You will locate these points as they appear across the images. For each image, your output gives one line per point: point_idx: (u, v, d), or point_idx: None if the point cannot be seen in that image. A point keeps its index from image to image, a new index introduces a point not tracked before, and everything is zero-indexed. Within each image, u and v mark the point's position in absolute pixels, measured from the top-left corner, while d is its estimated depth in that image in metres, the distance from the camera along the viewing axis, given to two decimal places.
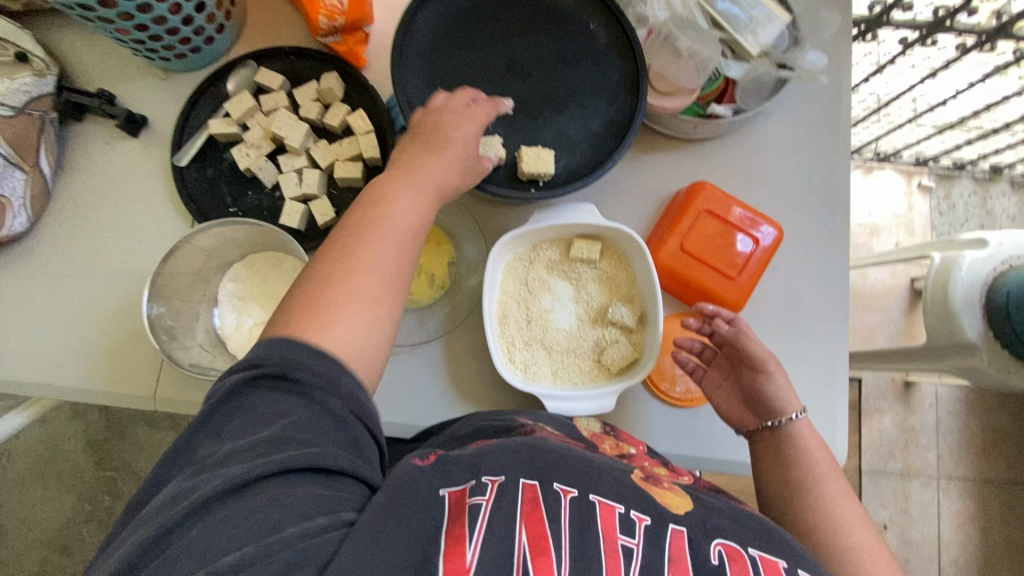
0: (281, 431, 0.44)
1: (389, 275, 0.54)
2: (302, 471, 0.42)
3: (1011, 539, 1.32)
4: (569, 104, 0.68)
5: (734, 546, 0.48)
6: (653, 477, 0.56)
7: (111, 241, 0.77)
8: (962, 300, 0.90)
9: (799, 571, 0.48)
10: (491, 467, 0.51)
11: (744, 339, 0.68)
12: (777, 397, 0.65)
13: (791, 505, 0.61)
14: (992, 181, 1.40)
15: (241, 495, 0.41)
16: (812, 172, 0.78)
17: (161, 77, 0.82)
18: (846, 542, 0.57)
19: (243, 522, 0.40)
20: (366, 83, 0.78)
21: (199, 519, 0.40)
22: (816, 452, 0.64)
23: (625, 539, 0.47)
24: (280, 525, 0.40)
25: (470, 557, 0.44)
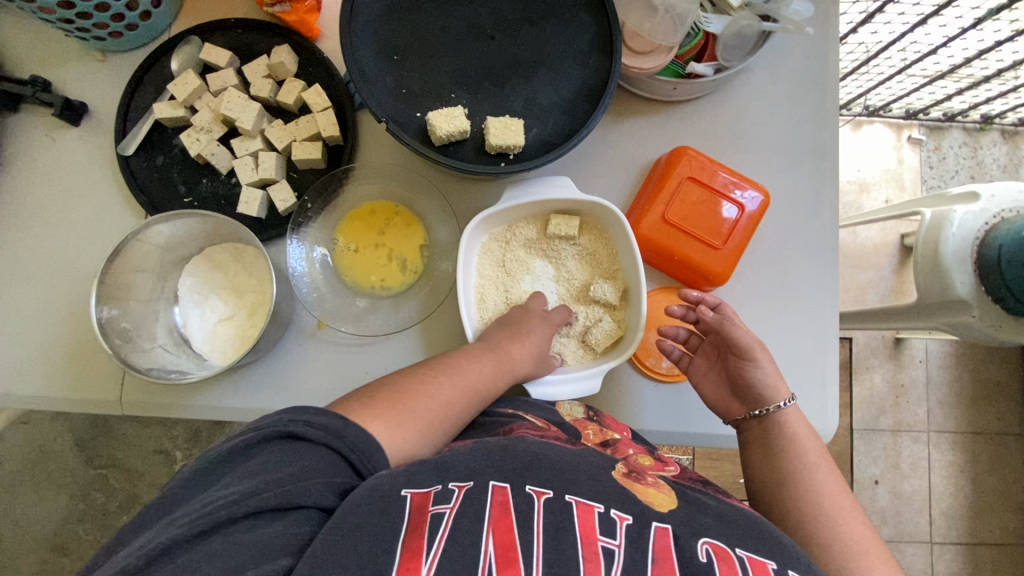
0: (279, 479, 0.43)
1: (464, 392, 0.59)
2: (272, 513, 0.42)
3: (999, 488, 1.34)
4: (538, 69, 0.64)
5: (721, 545, 0.47)
6: (637, 473, 0.55)
7: (59, 239, 0.72)
8: (955, 257, 0.87)
9: (788, 572, 0.46)
10: (459, 473, 0.49)
11: (729, 326, 0.65)
12: (763, 383, 0.63)
13: (782, 501, 0.59)
14: (983, 131, 1.37)
15: (202, 540, 0.39)
16: (799, 132, 0.74)
17: (99, 58, 0.75)
18: (838, 532, 0.54)
19: (211, 566, 0.38)
20: (320, 56, 0.72)
21: (160, 561, 0.38)
22: (806, 440, 0.61)
23: (605, 540, 0.45)
24: (242, 567, 0.39)
25: (425, 571, 0.41)
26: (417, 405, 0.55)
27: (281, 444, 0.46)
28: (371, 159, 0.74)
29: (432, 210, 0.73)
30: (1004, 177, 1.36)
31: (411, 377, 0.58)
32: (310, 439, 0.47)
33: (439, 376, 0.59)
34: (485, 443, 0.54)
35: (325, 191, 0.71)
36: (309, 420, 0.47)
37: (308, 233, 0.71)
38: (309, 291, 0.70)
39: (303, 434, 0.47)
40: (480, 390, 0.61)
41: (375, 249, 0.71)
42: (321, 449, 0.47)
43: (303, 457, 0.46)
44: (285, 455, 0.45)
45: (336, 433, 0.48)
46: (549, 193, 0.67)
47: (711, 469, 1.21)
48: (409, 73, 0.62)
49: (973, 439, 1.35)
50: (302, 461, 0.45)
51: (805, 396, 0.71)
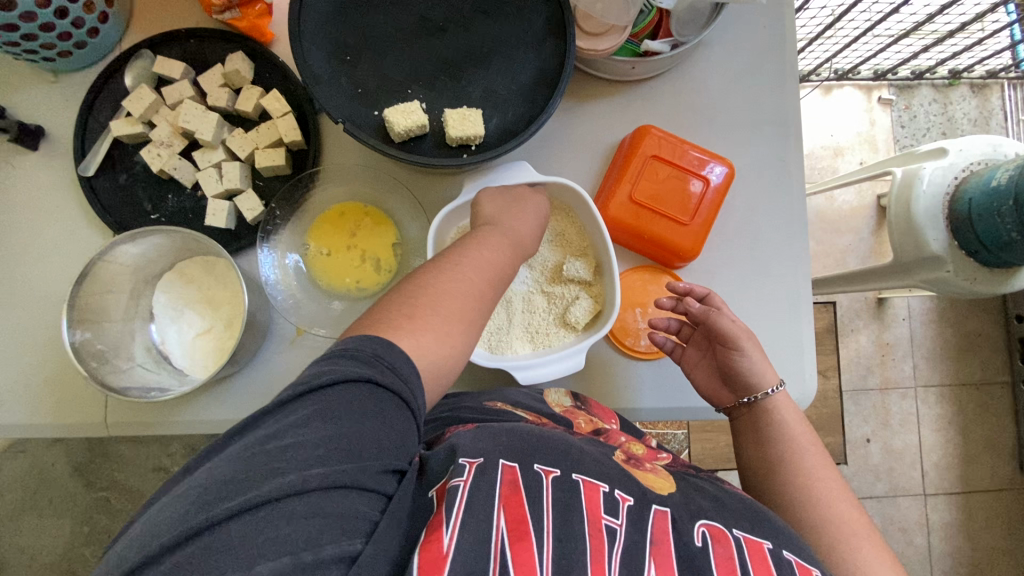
0: (344, 438, 0.38)
1: (475, 296, 0.54)
2: (345, 489, 0.37)
3: (986, 435, 1.38)
4: (493, 57, 0.63)
5: (718, 526, 0.49)
6: (635, 459, 0.57)
7: (29, 265, 0.72)
8: (925, 213, 0.88)
9: (783, 552, 0.48)
10: (468, 449, 0.47)
11: (715, 316, 0.65)
12: (751, 371, 0.64)
13: (774, 488, 0.59)
14: (951, 87, 1.38)
15: (283, 502, 0.35)
16: (761, 102, 0.75)
17: (51, 80, 0.74)
18: (827, 514, 0.56)
19: (277, 533, 0.34)
20: (275, 60, 0.72)
21: (238, 517, 0.34)
22: (795, 425, 0.62)
23: (608, 519, 0.47)
24: (317, 541, 0.35)
25: (447, 542, 0.41)
26: (446, 298, 0.52)
27: (366, 388, 0.41)
28: (336, 161, 0.74)
29: (401, 206, 0.73)
30: (975, 131, 1.37)
31: (431, 267, 0.55)
32: (392, 390, 0.42)
33: (455, 264, 0.55)
34: (488, 426, 0.51)
35: (292, 197, 0.71)
36: (392, 364, 0.43)
37: (279, 240, 0.71)
38: (284, 297, 0.70)
39: (385, 381, 0.42)
40: (500, 273, 0.58)
41: (347, 251, 0.71)
42: (394, 397, 0.42)
43: (385, 413, 0.41)
44: (370, 403, 0.40)
45: (411, 391, 0.44)
46: (512, 176, 0.68)
47: (706, 442, 1.23)
48: (363, 72, 0.62)
49: (960, 391, 1.38)
50: (383, 415, 0.41)
51: (784, 362, 0.73)
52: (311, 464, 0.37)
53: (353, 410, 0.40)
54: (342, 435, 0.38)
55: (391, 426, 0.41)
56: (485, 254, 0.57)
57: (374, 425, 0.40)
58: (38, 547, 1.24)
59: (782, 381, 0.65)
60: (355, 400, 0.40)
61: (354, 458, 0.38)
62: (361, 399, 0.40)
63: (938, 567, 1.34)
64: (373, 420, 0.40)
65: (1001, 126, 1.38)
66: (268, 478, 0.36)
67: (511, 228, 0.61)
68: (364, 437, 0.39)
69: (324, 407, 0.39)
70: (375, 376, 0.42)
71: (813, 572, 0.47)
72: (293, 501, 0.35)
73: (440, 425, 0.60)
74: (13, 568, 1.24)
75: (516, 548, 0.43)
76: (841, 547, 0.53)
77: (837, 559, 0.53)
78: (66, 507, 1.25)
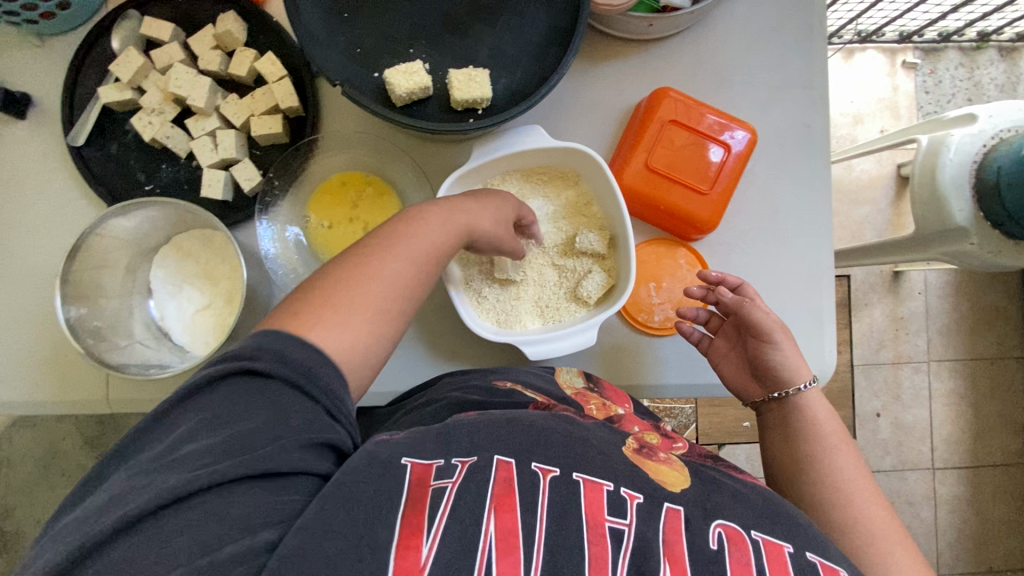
0: (231, 438, 0.38)
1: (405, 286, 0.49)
2: (258, 479, 0.38)
3: (998, 410, 1.36)
4: (500, 13, 0.59)
5: (735, 528, 0.46)
6: (648, 448, 0.54)
7: (21, 239, 0.70)
8: (951, 182, 0.84)
9: (806, 554, 0.45)
10: (462, 447, 0.47)
11: (749, 307, 0.62)
12: (783, 364, 0.61)
13: (801, 485, 0.57)
14: (979, 50, 1.31)
15: (161, 512, 0.35)
16: (785, 62, 0.70)
17: (36, 44, 0.70)
18: (856, 515, 0.54)
19: (173, 538, 0.35)
20: (270, 21, 0.68)
21: (166, 510, 0.36)
22: (827, 423, 0.60)
23: (613, 520, 0.45)
24: (216, 543, 0.35)
25: (425, 554, 0.40)
26: (360, 286, 0.46)
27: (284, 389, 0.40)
28: (336, 129, 0.70)
29: (405, 176, 0.69)
30: (1002, 97, 1.30)
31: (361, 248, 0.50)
32: (281, 382, 0.40)
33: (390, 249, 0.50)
34: (490, 416, 0.51)
35: (291, 166, 0.68)
36: (280, 353, 0.40)
37: (277, 213, 0.69)
38: (284, 273, 0.68)
39: (273, 372, 0.40)
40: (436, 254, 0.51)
41: (349, 223, 0.68)
42: (309, 399, 0.40)
43: (284, 407, 0.40)
44: (252, 396, 0.39)
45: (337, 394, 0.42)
46: (523, 143, 0.65)
47: (713, 416, 1.22)
48: (362, 30, 0.58)
49: (973, 366, 1.35)
50: (274, 404, 0.39)
51: (802, 337, 0.70)
52: (192, 468, 0.37)
53: (216, 403, 0.39)
54: (185, 439, 0.38)
55: (287, 411, 0.40)
56: (423, 234, 0.51)
57: (266, 417, 0.39)
58: (49, 518, 1.25)
59: (815, 376, 0.63)
60: (236, 399, 0.39)
61: (253, 450, 0.38)
62: (237, 400, 0.39)
63: (943, 540, 1.34)
64: (262, 410, 0.39)
65: None
66: (144, 488, 0.36)
67: (462, 209, 0.55)
68: (252, 433, 0.38)
69: (202, 418, 0.39)
70: (261, 367, 0.40)
71: (839, 571, 0.45)
72: (186, 502, 0.36)
73: (447, 401, 0.59)
74: (27, 538, 1.26)
75: (501, 566, 0.41)
76: (871, 550, 0.52)
77: (867, 561, 0.52)
78: (77, 478, 1.26)
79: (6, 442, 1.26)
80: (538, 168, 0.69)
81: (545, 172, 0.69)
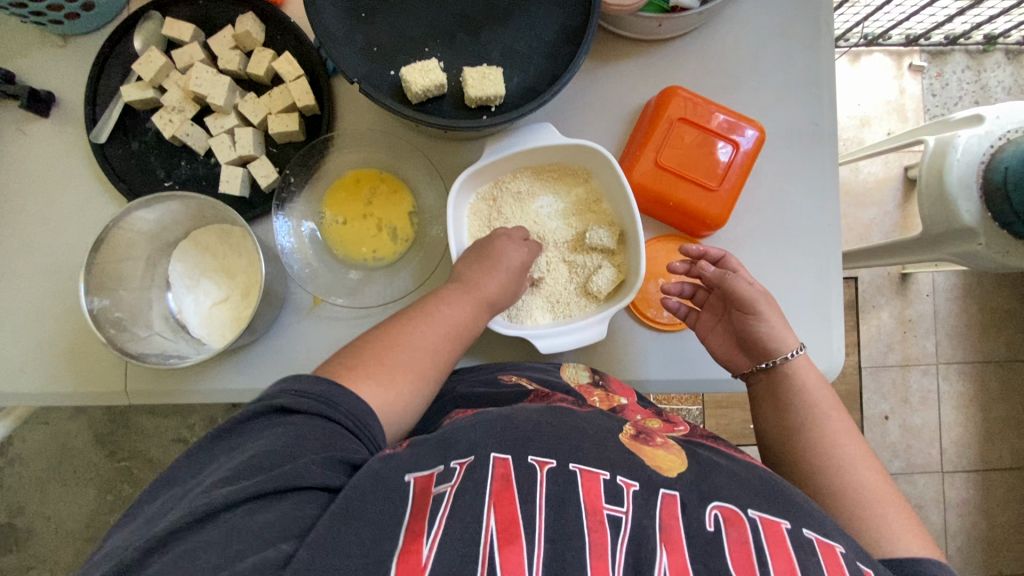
0: (252, 458, 0.42)
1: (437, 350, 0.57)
2: (277, 495, 0.41)
3: (1007, 413, 1.35)
4: (513, 13, 0.60)
5: (732, 509, 0.47)
6: (645, 434, 0.55)
7: (44, 235, 0.71)
8: (958, 182, 0.84)
9: (804, 531, 0.46)
10: (461, 449, 0.48)
11: (731, 279, 0.62)
12: (770, 337, 0.61)
13: (792, 454, 0.58)
14: (986, 53, 1.31)
15: (182, 531, 0.38)
16: (793, 62, 0.71)
17: (60, 44, 0.72)
18: (851, 482, 0.54)
19: (198, 556, 0.37)
20: (288, 21, 0.69)
21: (190, 530, 0.38)
22: (815, 389, 0.60)
23: (610, 508, 0.45)
24: (238, 556, 0.37)
25: (426, 555, 0.40)
26: (400, 353, 0.54)
27: (305, 417, 0.45)
28: (351, 127, 0.71)
29: (418, 173, 0.71)
30: (1010, 99, 1.31)
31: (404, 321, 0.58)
32: (303, 412, 0.45)
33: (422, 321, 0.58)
34: (485, 415, 0.53)
35: (307, 163, 0.70)
36: (298, 388, 0.46)
37: (294, 208, 0.70)
38: (300, 266, 0.69)
39: (294, 405, 0.45)
40: (465, 333, 0.60)
41: (363, 219, 0.69)
42: (322, 422, 0.45)
43: (303, 430, 0.44)
44: (276, 426, 0.44)
45: (359, 424, 0.47)
46: (534, 141, 0.66)
47: (721, 417, 1.22)
48: (378, 28, 0.59)
49: (982, 368, 1.35)
50: (295, 428, 0.44)
51: (810, 334, 0.70)
52: (214, 488, 0.40)
53: (247, 437, 0.44)
54: (223, 465, 0.42)
55: (305, 434, 0.44)
56: (451, 317, 0.59)
57: (288, 440, 0.43)
58: (62, 514, 1.26)
59: (802, 343, 0.63)
60: (260, 432, 0.44)
61: (273, 467, 0.41)
62: (260, 429, 0.44)
63: (953, 544, 1.33)
64: (283, 432, 0.43)
65: None
66: (176, 510, 0.39)
67: (484, 289, 0.61)
68: (271, 453, 0.42)
69: (229, 448, 0.43)
70: (283, 404, 0.45)
71: (835, 547, 0.45)
72: (212, 521, 0.39)
73: (449, 400, 0.62)
74: (39, 536, 1.27)
75: (504, 553, 0.41)
76: (861, 514, 0.52)
77: (860, 527, 0.52)
78: (89, 475, 1.27)
79: (20, 439, 1.27)
80: (549, 166, 0.70)
81: (556, 170, 0.70)
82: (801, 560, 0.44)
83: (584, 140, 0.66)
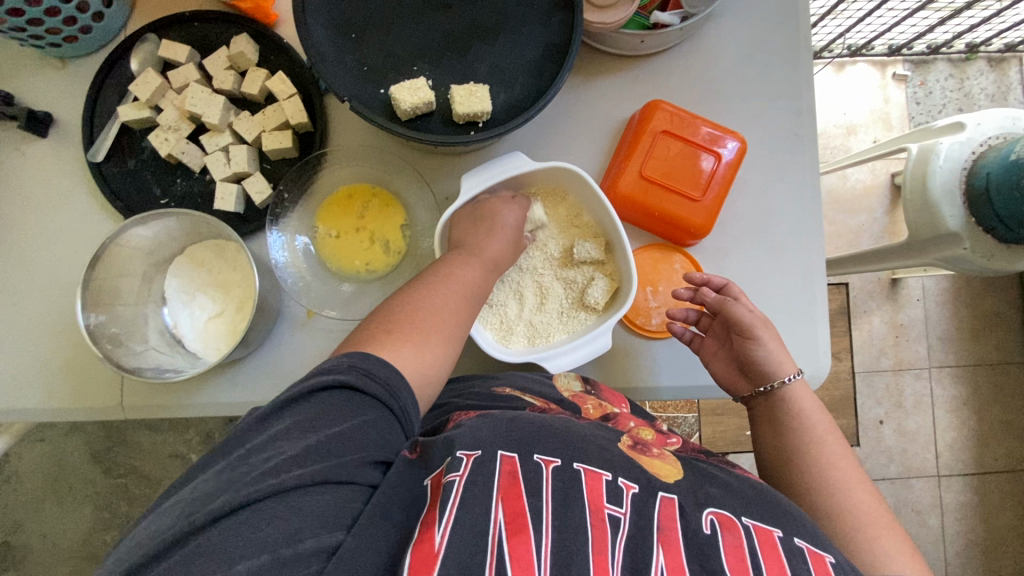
0: (322, 441, 0.41)
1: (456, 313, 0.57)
2: (337, 484, 0.40)
3: (1001, 415, 1.36)
4: (499, 32, 0.62)
5: (727, 514, 0.48)
6: (643, 445, 0.56)
7: (42, 252, 0.72)
8: (942, 189, 0.85)
9: (795, 539, 0.47)
10: (467, 442, 0.48)
11: (732, 305, 0.64)
12: (767, 360, 0.63)
13: (789, 477, 0.59)
14: (968, 62, 1.34)
15: (256, 505, 0.37)
16: (773, 74, 0.73)
17: (59, 66, 0.74)
18: (846, 506, 0.55)
19: (257, 534, 0.37)
20: (280, 41, 0.71)
21: (253, 506, 0.37)
22: (814, 414, 0.62)
23: (612, 508, 0.46)
24: (297, 537, 0.37)
25: (438, 541, 0.41)
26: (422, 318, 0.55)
27: (366, 401, 0.45)
28: (344, 143, 0.73)
29: (409, 187, 0.72)
30: (992, 106, 1.33)
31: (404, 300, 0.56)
32: (368, 393, 0.45)
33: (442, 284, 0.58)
34: (491, 415, 0.52)
35: (300, 179, 0.71)
36: (367, 370, 0.45)
37: (288, 223, 0.71)
38: (293, 279, 0.71)
39: (363, 388, 0.45)
40: (478, 291, 0.61)
41: (355, 233, 0.71)
42: (385, 410, 0.45)
43: (363, 412, 0.44)
44: (348, 407, 0.43)
45: (393, 398, 0.46)
46: (506, 170, 0.67)
47: (716, 425, 1.22)
48: (368, 48, 0.61)
49: (975, 371, 1.36)
50: (365, 415, 0.44)
51: (797, 338, 0.72)
52: (290, 467, 0.39)
53: (315, 411, 0.43)
54: (288, 441, 0.41)
55: (372, 424, 0.43)
56: (466, 276, 0.60)
57: (354, 424, 0.43)
58: (59, 531, 1.26)
59: (799, 369, 0.65)
60: (332, 408, 0.43)
61: (339, 455, 0.41)
62: (332, 406, 0.43)
63: (951, 548, 1.34)
64: (354, 419, 0.43)
65: (1021, 100, 1.34)
66: (246, 482, 0.38)
67: (484, 250, 0.63)
68: (340, 437, 0.42)
69: (304, 418, 0.42)
70: (349, 382, 0.45)
71: (825, 556, 0.46)
72: (274, 501, 0.38)
73: (454, 402, 0.62)
74: (35, 554, 1.27)
75: (512, 542, 0.42)
76: (856, 538, 0.53)
77: (855, 549, 0.53)
78: (86, 493, 1.27)
79: (16, 457, 1.27)
80: (526, 189, 0.72)
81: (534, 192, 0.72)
82: (793, 563, 0.45)
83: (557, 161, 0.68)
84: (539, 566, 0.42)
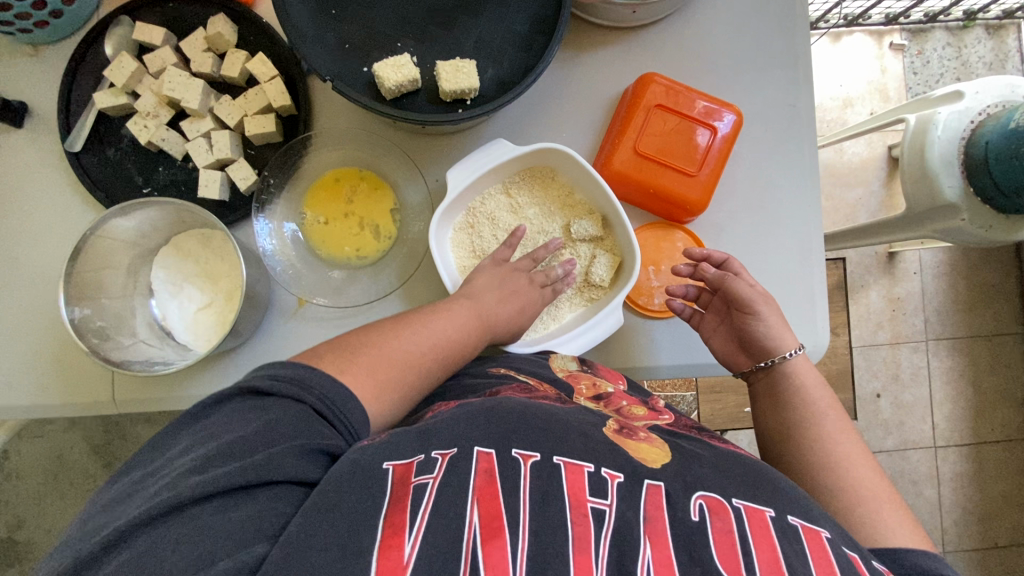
0: (226, 449, 0.42)
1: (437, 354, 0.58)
2: (249, 489, 0.40)
3: (996, 386, 1.37)
4: (485, 6, 0.60)
5: (716, 498, 0.47)
6: (628, 428, 0.54)
7: (23, 245, 0.71)
8: (940, 159, 0.83)
9: (787, 518, 0.46)
10: (444, 439, 0.48)
11: (732, 281, 0.64)
12: (767, 336, 0.63)
13: (788, 451, 0.59)
14: (966, 29, 1.32)
15: (164, 524, 0.38)
16: (770, 44, 0.71)
17: (31, 53, 0.71)
18: (845, 477, 0.54)
19: (169, 555, 0.37)
20: (260, 22, 0.69)
21: (157, 525, 0.38)
22: (815, 389, 0.61)
23: (594, 501, 0.45)
24: (211, 559, 0.37)
25: (408, 551, 0.40)
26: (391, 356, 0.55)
27: (281, 405, 0.46)
28: (329, 126, 0.71)
29: (398, 170, 0.71)
30: (990, 74, 1.31)
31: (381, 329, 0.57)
32: (280, 395, 0.46)
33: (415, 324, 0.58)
34: (471, 405, 0.52)
35: (286, 164, 0.69)
36: (274, 373, 0.47)
37: (274, 211, 0.70)
38: (282, 268, 0.70)
39: (269, 391, 0.46)
40: (454, 347, 0.60)
41: (345, 219, 0.69)
42: (298, 407, 0.46)
43: (272, 414, 0.45)
44: (249, 416, 0.45)
45: (303, 386, 0.47)
46: (490, 159, 0.66)
47: (715, 403, 1.22)
48: (350, 26, 0.59)
49: (972, 344, 1.36)
50: (268, 415, 0.44)
51: (795, 314, 0.71)
52: (187, 480, 0.40)
53: (217, 425, 0.44)
54: (192, 457, 0.42)
55: (275, 422, 0.44)
56: (450, 326, 0.60)
57: (257, 429, 0.43)
58: (61, 526, 1.26)
59: (800, 344, 0.64)
60: (237, 418, 0.45)
61: (246, 457, 0.42)
62: (237, 418, 0.45)
63: (947, 517, 1.35)
64: (256, 421, 0.44)
65: (1019, 68, 1.32)
66: (144, 503, 0.39)
67: (487, 308, 0.63)
68: (242, 443, 0.42)
69: (206, 434, 0.44)
70: (259, 389, 0.46)
71: (820, 533, 0.46)
72: (176, 518, 0.38)
73: (438, 390, 0.62)
74: (38, 548, 1.27)
75: (487, 548, 0.41)
76: (856, 511, 0.52)
77: (853, 521, 0.52)
78: (86, 487, 1.27)
79: (14, 452, 1.26)
80: (511, 175, 0.70)
81: (519, 178, 0.70)
82: (785, 547, 0.44)
83: (543, 142, 0.66)
84: (516, 569, 0.40)
